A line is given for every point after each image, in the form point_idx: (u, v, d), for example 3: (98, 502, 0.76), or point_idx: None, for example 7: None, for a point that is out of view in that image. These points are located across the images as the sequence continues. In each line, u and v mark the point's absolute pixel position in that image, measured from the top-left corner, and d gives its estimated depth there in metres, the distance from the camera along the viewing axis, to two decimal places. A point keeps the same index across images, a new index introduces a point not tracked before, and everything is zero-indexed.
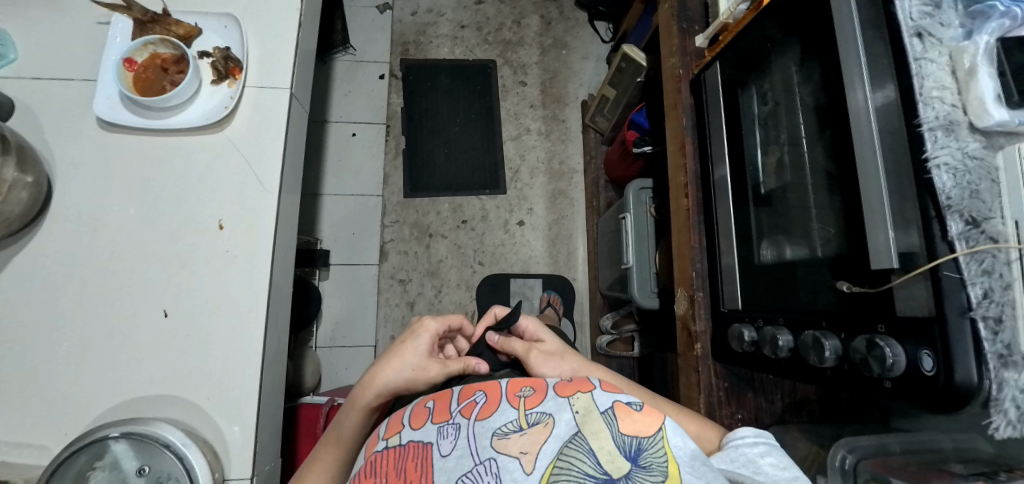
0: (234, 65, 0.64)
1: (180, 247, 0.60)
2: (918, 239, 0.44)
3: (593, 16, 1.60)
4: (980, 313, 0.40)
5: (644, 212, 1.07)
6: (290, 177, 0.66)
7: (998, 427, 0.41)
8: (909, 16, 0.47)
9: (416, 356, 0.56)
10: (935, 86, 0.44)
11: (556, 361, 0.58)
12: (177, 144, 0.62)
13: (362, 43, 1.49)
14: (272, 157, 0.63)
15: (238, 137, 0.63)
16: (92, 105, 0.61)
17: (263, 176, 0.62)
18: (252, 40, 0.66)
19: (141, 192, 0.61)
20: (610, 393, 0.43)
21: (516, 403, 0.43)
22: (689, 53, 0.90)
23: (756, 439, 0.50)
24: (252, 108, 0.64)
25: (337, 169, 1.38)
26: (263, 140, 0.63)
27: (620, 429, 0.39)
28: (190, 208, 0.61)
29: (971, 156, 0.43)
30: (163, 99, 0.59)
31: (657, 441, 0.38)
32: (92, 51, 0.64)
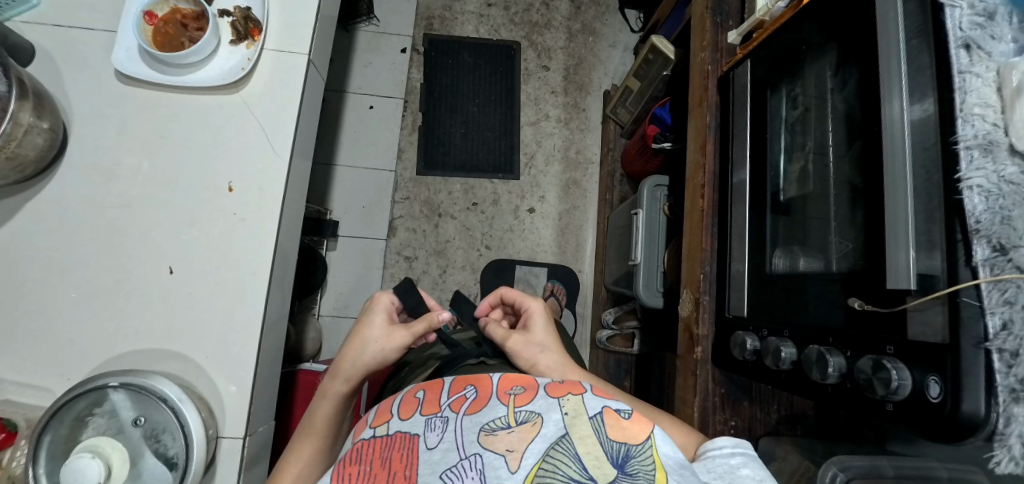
0: (253, 26, 0.63)
1: (190, 206, 0.60)
2: (940, 261, 0.42)
3: (624, 4, 1.56)
4: (996, 345, 0.39)
5: (657, 210, 1.05)
6: (302, 145, 0.65)
7: (1000, 462, 0.40)
8: (959, 25, 0.43)
9: (375, 332, 0.59)
10: (978, 102, 0.41)
11: (533, 347, 0.57)
12: (192, 103, 0.61)
13: (387, 15, 1.47)
14: (285, 122, 0.62)
15: (251, 100, 0.62)
16: (111, 57, 0.61)
17: (275, 142, 0.62)
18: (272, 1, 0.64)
19: (155, 148, 0.60)
20: (601, 399, 0.43)
21: (505, 399, 0.43)
22: (721, 50, 0.86)
23: (733, 451, 0.48)
24: (268, 71, 0.63)
25: (352, 140, 1.37)
26: (277, 105, 0.62)
27: (608, 435, 0.39)
28: (202, 167, 0.61)
29: (1007, 181, 0.40)
30: (180, 56, 0.58)
31: (646, 449, 0.38)
32: (114, 1, 0.63)
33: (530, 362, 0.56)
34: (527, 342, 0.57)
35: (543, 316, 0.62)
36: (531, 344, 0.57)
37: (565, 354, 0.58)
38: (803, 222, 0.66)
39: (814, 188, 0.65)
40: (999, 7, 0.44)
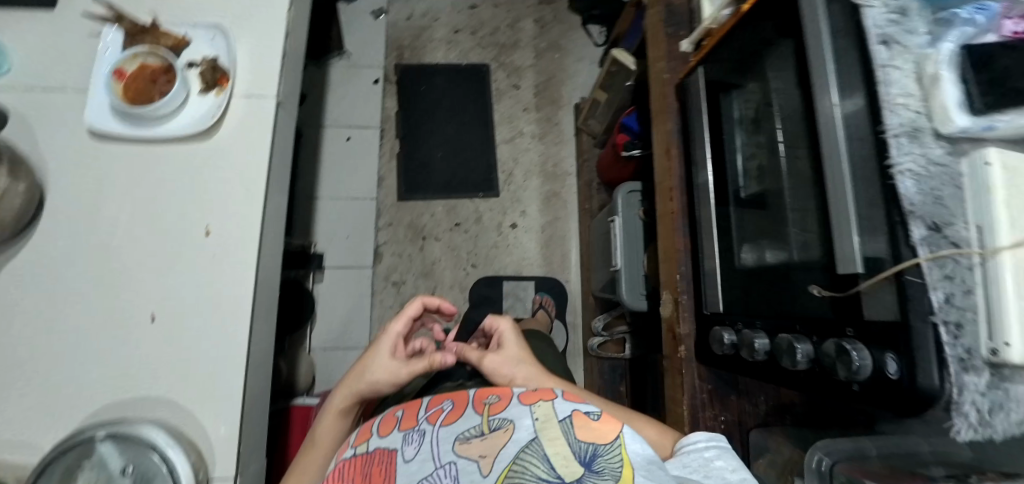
0: (221, 75, 0.65)
1: (169, 253, 0.61)
2: (884, 245, 0.45)
3: (587, 20, 1.62)
4: (941, 317, 0.41)
5: (634, 215, 1.08)
6: (275, 183, 0.67)
7: (960, 430, 0.42)
8: (877, 23, 0.46)
9: (378, 361, 0.59)
10: (901, 93, 0.44)
11: (508, 363, 0.59)
12: (166, 152, 0.63)
13: (358, 48, 1.51)
14: (258, 162, 0.64)
15: (223, 144, 0.64)
16: (85, 114, 0.63)
17: (248, 183, 0.63)
18: (238, 49, 0.67)
19: (132, 197, 0.62)
20: (571, 403, 0.45)
21: (481, 409, 0.45)
22: (676, 58, 0.91)
23: (707, 444, 0.50)
24: (239, 116, 0.65)
25: (332, 172, 1.39)
26: (248, 147, 0.64)
27: (576, 436, 0.40)
28: (179, 214, 0.62)
29: (935, 163, 0.43)
30: (151, 109, 0.61)
31: (613, 448, 0.38)
32: (85, 61, 0.65)
33: (508, 378, 0.58)
34: (503, 360, 0.59)
35: (512, 331, 0.63)
36: (505, 360, 0.59)
37: (539, 362, 0.61)
38: (765, 216, 0.67)
39: (767, 182, 0.67)
40: (911, 3, 0.47)
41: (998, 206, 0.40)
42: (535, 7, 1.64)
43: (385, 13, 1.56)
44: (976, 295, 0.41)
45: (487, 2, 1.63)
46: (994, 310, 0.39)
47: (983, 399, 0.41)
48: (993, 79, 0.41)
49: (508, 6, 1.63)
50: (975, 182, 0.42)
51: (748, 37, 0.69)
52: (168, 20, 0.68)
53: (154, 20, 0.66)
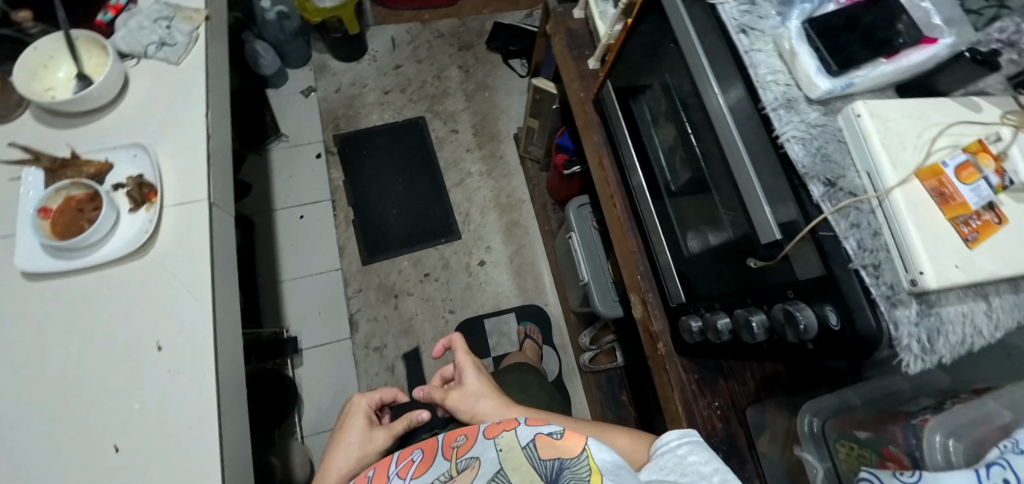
0: (148, 190, 0.66)
1: (123, 376, 0.59)
2: (794, 208, 0.48)
3: (507, 56, 1.72)
4: (858, 263, 0.44)
5: (588, 227, 1.12)
6: (223, 281, 0.67)
7: (909, 364, 0.43)
8: (733, 16, 0.52)
9: (356, 437, 0.63)
10: (769, 71, 0.49)
11: (470, 398, 0.64)
12: (105, 276, 0.63)
13: (294, 129, 1.54)
14: (200, 263, 0.64)
15: (162, 255, 0.64)
16: (15, 260, 0.62)
17: (193, 287, 0.63)
18: (164, 160, 0.68)
19: (74, 327, 0.60)
20: (535, 426, 0.48)
21: (449, 453, 0.50)
22: (587, 77, 0.97)
23: (681, 443, 0.54)
24: (174, 224, 0.66)
25: (292, 253, 1.39)
26: (188, 252, 0.64)
27: (540, 456, 0.44)
28: (128, 335, 0.60)
29: (814, 125, 0.47)
30: (81, 239, 0.61)
31: (579, 459, 0.41)
32: (9, 206, 0.65)
33: (470, 414, 0.63)
34: (463, 397, 0.64)
35: (472, 368, 0.68)
36: (469, 395, 0.64)
37: (503, 393, 0.66)
38: (699, 202, 0.71)
39: (693, 170, 0.71)
40: None
41: (878, 149, 0.44)
42: (456, 55, 1.73)
43: (314, 91, 1.60)
44: (884, 235, 0.43)
45: (409, 60, 1.70)
46: (902, 243, 0.42)
47: (920, 330, 0.43)
48: (849, 42, 0.46)
49: (431, 60, 1.70)
50: (852, 134, 0.46)
51: (643, 46, 0.76)
52: (87, 148, 0.69)
53: (73, 152, 0.67)
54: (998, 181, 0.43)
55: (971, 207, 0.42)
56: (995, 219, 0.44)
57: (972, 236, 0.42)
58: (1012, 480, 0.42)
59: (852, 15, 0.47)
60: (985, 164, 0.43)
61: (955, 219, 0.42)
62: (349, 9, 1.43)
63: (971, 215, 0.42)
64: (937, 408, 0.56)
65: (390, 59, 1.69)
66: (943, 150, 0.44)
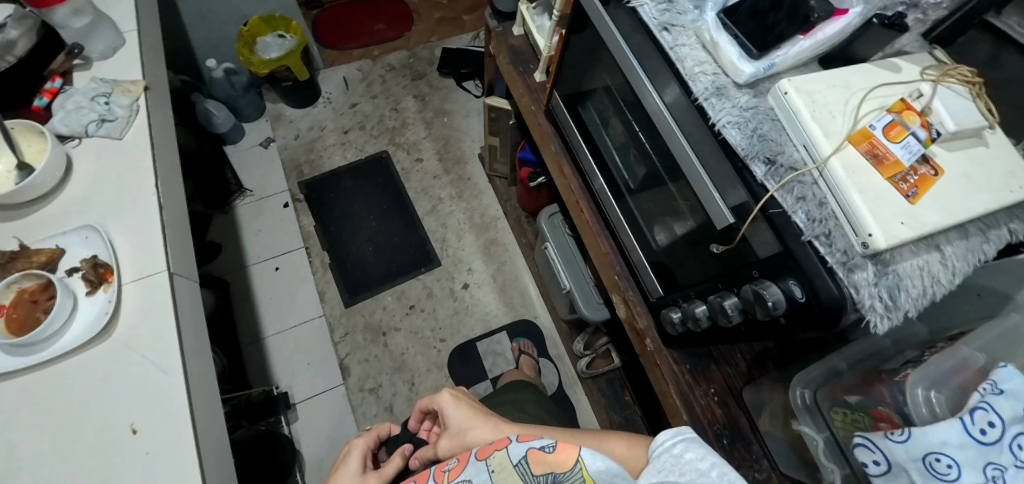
0: (104, 270, 0.65)
1: (98, 465, 0.56)
2: (743, 191, 0.49)
3: (460, 79, 1.75)
4: (810, 234, 0.44)
5: (562, 234, 1.13)
6: (193, 351, 0.66)
7: (877, 324, 0.44)
8: (654, 16, 0.53)
9: (351, 477, 0.65)
10: (695, 64, 0.51)
11: (457, 432, 0.66)
12: (69, 365, 0.61)
13: (258, 182, 1.53)
14: (168, 336, 0.63)
15: (127, 334, 0.63)
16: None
17: (163, 362, 0.61)
18: (117, 237, 0.67)
19: (39, 424, 0.58)
20: (525, 442, 0.53)
21: (442, 476, 0.55)
22: (536, 89, 0.98)
23: (675, 441, 0.53)
24: (137, 300, 0.64)
25: (272, 307, 1.37)
26: (153, 327, 0.63)
27: (532, 471, 0.49)
28: (99, 422, 0.58)
29: (747, 108, 0.48)
30: (37, 332, 0.59)
31: (573, 471, 0.46)
32: None
33: (462, 442, 0.65)
34: (451, 435, 0.67)
35: (453, 401, 0.71)
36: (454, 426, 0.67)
37: (490, 417, 0.68)
38: (661, 195, 0.71)
39: (648, 165, 0.72)
40: None
41: (808, 123, 0.45)
42: (410, 86, 1.74)
43: (273, 141, 1.60)
44: (830, 204, 0.44)
45: (365, 97, 1.70)
46: (846, 209, 0.43)
47: (881, 290, 0.43)
48: (767, 24, 0.48)
49: (386, 94, 1.72)
50: (783, 111, 0.47)
51: (580, 53, 0.77)
52: (37, 237, 0.67)
53: (22, 243, 0.65)
54: (925, 134, 0.44)
55: (904, 165, 0.43)
56: (931, 171, 0.45)
57: (912, 192, 0.43)
58: (997, 422, 0.43)
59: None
60: (910, 121, 0.44)
61: (892, 178, 0.43)
62: (296, 56, 1.43)
63: (905, 172, 0.43)
64: (917, 362, 0.56)
65: (345, 99, 1.69)
66: (869, 115, 0.46)
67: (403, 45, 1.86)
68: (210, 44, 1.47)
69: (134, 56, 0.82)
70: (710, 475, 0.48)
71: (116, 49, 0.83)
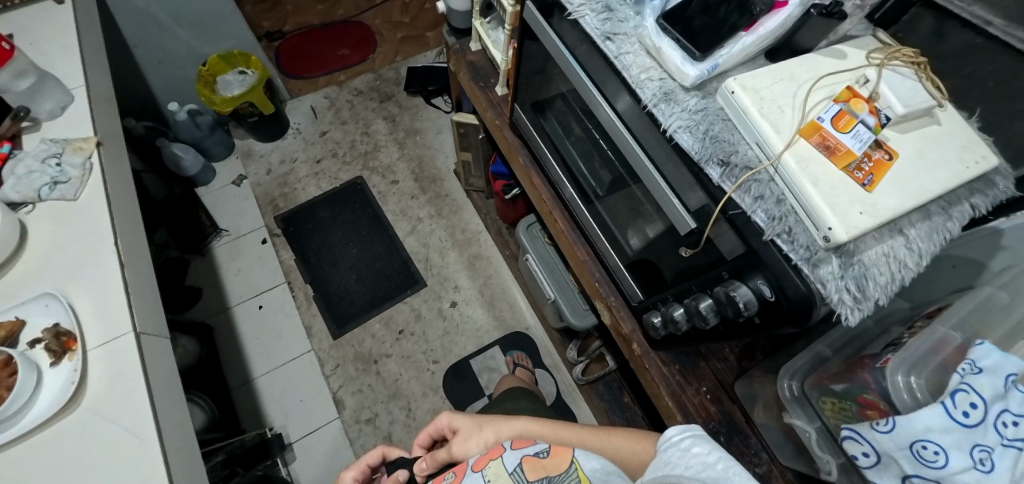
0: (67, 337, 0.63)
1: None
2: (702, 193, 0.49)
3: (429, 96, 1.74)
4: (772, 233, 0.44)
5: (542, 244, 1.12)
6: (167, 410, 0.64)
7: (848, 316, 0.43)
8: (596, 25, 0.53)
9: None
10: (641, 70, 0.50)
11: (471, 438, 0.67)
12: (38, 441, 0.59)
13: (234, 221, 1.51)
14: (139, 397, 0.61)
15: (97, 401, 0.61)
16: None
17: (136, 427, 0.60)
18: (80, 301, 0.66)
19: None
20: (518, 450, 0.56)
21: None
22: (497, 103, 0.98)
23: (683, 438, 0.53)
24: (104, 365, 0.62)
25: (259, 346, 1.34)
26: (123, 391, 0.61)
27: (527, 476, 0.52)
28: None
29: (696, 110, 0.48)
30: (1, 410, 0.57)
31: (570, 472, 0.51)
32: None
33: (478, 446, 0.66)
34: (465, 440, 0.67)
35: (456, 416, 0.73)
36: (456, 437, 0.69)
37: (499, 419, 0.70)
38: (629, 198, 0.71)
39: (613, 170, 0.72)
40: None
41: (757, 120, 0.45)
42: (379, 108, 1.73)
43: (246, 178, 1.58)
44: (788, 200, 0.44)
45: (334, 124, 1.69)
46: (805, 204, 0.43)
47: (848, 281, 0.43)
48: (704, 28, 0.48)
49: (356, 119, 1.71)
50: (733, 110, 0.47)
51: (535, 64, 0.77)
52: None
53: None
54: (874, 121, 0.44)
55: (856, 154, 0.43)
56: (886, 155, 0.45)
57: (868, 180, 0.43)
58: (979, 402, 0.42)
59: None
60: (858, 109, 0.44)
61: (845, 168, 0.43)
62: (259, 90, 1.41)
63: (858, 162, 0.43)
64: (897, 343, 0.55)
65: (315, 127, 1.68)
66: (817, 106, 0.46)
67: (369, 68, 1.85)
68: (171, 87, 1.45)
69: (85, 112, 0.81)
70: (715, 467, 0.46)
71: (66, 106, 0.81)
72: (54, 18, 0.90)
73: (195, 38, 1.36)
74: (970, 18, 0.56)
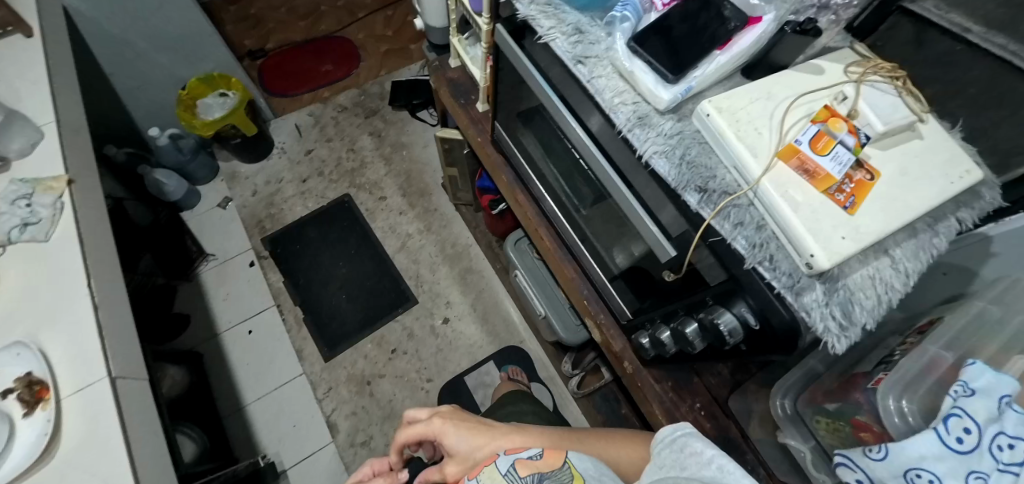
0: (39, 386, 0.61)
1: None
2: (683, 219, 0.47)
3: (414, 110, 1.72)
4: (753, 261, 0.42)
5: (531, 258, 1.10)
6: (146, 456, 0.62)
7: (834, 344, 0.42)
8: (566, 48, 0.51)
9: None
10: (614, 94, 0.49)
11: (464, 460, 0.65)
12: None
13: (220, 245, 1.49)
14: (114, 446, 0.59)
15: (72, 452, 0.59)
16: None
17: (112, 477, 0.58)
18: (53, 348, 0.64)
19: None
20: (512, 454, 0.59)
21: None
22: (479, 120, 0.97)
23: (675, 437, 0.49)
24: (78, 414, 0.61)
25: (250, 372, 1.32)
26: (98, 440, 0.59)
27: (521, 473, 0.55)
28: None
29: (672, 135, 0.46)
30: None
31: (562, 469, 0.53)
32: None
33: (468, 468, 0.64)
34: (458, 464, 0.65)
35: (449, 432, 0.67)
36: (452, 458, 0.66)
37: (492, 433, 0.65)
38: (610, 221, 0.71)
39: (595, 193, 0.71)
40: (581, 20, 0.52)
41: (734, 144, 0.43)
42: (364, 124, 1.72)
43: (231, 200, 1.56)
44: (769, 225, 0.43)
45: (319, 142, 1.68)
46: (786, 230, 0.41)
47: (833, 308, 0.41)
48: (676, 51, 0.46)
49: (341, 136, 1.69)
50: (709, 133, 0.45)
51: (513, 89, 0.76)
52: None
53: None
54: (854, 141, 0.42)
55: (836, 177, 0.41)
56: (867, 175, 0.44)
57: (849, 202, 0.42)
58: (973, 427, 0.41)
59: (672, 21, 0.48)
60: (837, 129, 0.42)
61: (826, 190, 0.41)
62: (240, 113, 1.40)
63: (838, 185, 0.42)
64: (889, 361, 0.54)
65: (300, 146, 1.66)
66: (794, 127, 0.44)
67: (353, 83, 1.84)
68: (151, 112, 1.44)
69: (55, 149, 0.79)
70: (709, 468, 0.44)
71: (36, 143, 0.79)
72: (22, 52, 0.88)
73: (173, 62, 1.35)
74: (948, 26, 0.55)
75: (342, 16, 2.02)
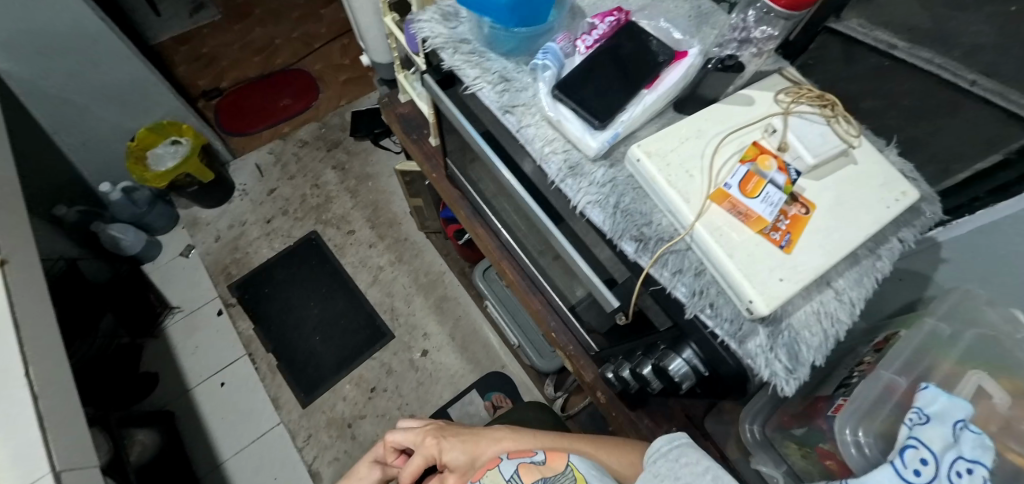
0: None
1: None
2: (624, 266, 0.46)
3: (377, 139, 1.70)
4: (695, 309, 0.41)
5: (501, 286, 1.09)
6: None
7: (784, 388, 0.41)
8: (494, 97, 0.50)
9: None
10: (544, 143, 0.48)
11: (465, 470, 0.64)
12: None
13: (185, 296, 1.45)
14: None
15: None
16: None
17: None
18: None
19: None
20: (514, 459, 0.58)
21: None
22: (432, 155, 0.95)
23: (670, 447, 0.48)
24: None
25: (224, 426, 1.29)
26: None
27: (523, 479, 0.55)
28: None
29: (604, 182, 0.45)
30: None
31: (566, 472, 0.54)
32: None
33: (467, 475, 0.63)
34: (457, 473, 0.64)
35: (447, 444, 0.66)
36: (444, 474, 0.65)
37: (491, 442, 0.64)
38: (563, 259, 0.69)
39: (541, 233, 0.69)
40: (506, 66, 0.51)
41: (666, 189, 0.42)
42: (327, 157, 1.69)
43: (193, 247, 1.52)
44: (708, 271, 0.42)
45: (282, 180, 1.65)
46: (725, 276, 0.40)
47: (778, 352, 0.40)
48: (600, 97, 0.46)
49: (304, 171, 1.66)
50: (642, 178, 0.44)
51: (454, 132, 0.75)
52: None
53: None
54: (784, 179, 0.42)
55: (768, 219, 0.41)
56: (802, 209, 0.43)
57: (785, 241, 0.41)
58: (930, 458, 0.40)
59: (594, 65, 0.48)
60: (766, 168, 0.42)
61: (760, 231, 0.41)
62: (194, 159, 1.38)
63: (772, 226, 0.41)
64: (850, 384, 0.53)
65: (262, 186, 1.63)
66: (725, 166, 0.43)
67: (313, 116, 1.81)
68: (101, 166, 1.40)
69: None
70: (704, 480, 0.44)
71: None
72: None
73: (118, 114, 1.31)
74: (874, 43, 0.56)
75: (298, 48, 2.00)
